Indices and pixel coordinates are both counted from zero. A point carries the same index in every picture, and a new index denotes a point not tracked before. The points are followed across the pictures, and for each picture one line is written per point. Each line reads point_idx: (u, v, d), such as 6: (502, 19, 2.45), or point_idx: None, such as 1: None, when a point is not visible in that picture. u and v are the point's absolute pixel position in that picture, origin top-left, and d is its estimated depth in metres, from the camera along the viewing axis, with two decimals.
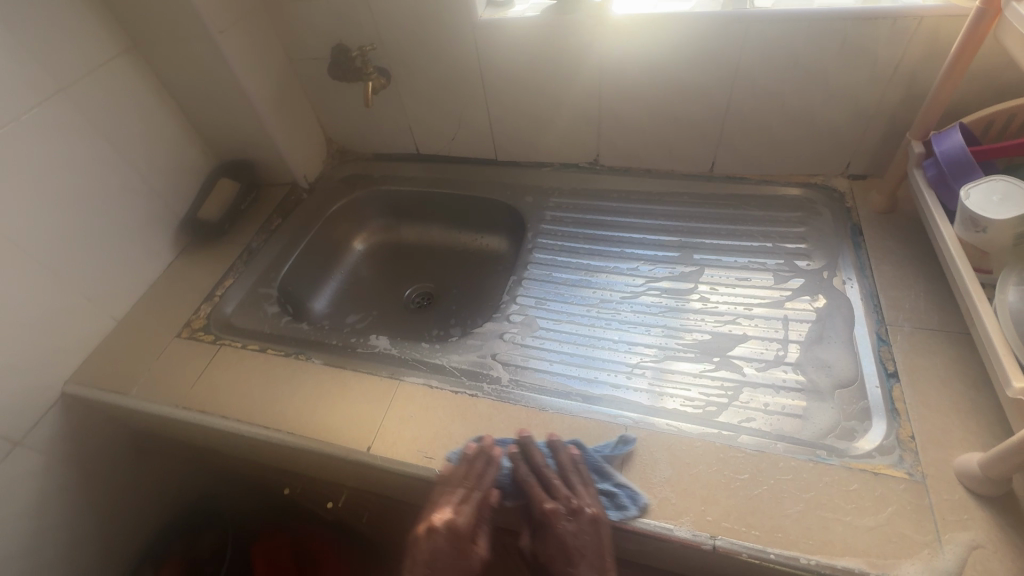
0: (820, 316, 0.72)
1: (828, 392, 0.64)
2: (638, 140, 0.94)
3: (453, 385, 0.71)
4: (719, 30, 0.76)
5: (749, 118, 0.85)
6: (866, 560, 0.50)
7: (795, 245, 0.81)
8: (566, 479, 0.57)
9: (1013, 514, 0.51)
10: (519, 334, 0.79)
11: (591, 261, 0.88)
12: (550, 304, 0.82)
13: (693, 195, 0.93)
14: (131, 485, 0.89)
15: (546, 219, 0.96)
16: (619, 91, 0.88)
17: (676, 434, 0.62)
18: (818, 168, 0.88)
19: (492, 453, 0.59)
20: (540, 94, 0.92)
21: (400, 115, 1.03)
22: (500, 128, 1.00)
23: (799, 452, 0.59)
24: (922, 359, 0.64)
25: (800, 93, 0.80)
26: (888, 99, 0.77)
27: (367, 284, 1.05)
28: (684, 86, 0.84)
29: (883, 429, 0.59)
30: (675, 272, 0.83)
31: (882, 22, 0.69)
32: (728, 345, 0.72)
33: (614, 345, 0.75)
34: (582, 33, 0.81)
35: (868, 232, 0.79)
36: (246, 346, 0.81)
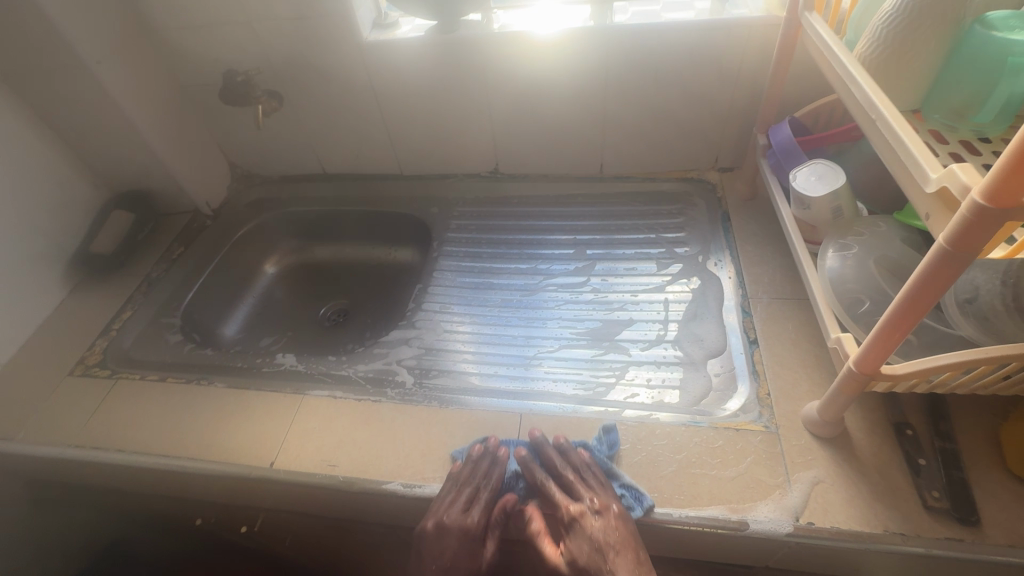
0: (695, 296, 0.79)
1: (701, 363, 0.71)
2: (532, 147, 1.00)
3: (358, 394, 0.73)
4: (586, 43, 0.83)
5: (626, 122, 0.93)
6: (728, 507, 0.56)
7: (674, 234, 0.89)
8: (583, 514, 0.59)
9: (848, 450, 0.58)
10: (425, 339, 0.82)
11: (494, 264, 0.92)
12: (455, 308, 0.86)
13: (586, 196, 1.00)
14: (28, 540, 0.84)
15: (452, 227, 1.00)
16: (507, 103, 0.93)
17: (567, 416, 0.66)
18: (691, 164, 0.97)
19: (497, 455, 0.63)
20: (435, 109, 0.96)
21: (301, 136, 1.04)
22: (401, 144, 1.03)
23: (674, 418, 0.64)
24: (778, 325, 0.71)
25: (665, 96, 0.88)
26: (737, 98, 0.86)
27: (281, 305, 1.05)
28: (566, 95, 0.90)
29: (745, 390, 0.66)
30: (572, 267, 0.89)
31: (720, 31, 0.78)
32: (617, 330, 0.77)
33: (514, 340, 0.79)
34: (466, 48, 0.86)
35: (735, 217, 0.88)
36: (145, 377, 0.79)
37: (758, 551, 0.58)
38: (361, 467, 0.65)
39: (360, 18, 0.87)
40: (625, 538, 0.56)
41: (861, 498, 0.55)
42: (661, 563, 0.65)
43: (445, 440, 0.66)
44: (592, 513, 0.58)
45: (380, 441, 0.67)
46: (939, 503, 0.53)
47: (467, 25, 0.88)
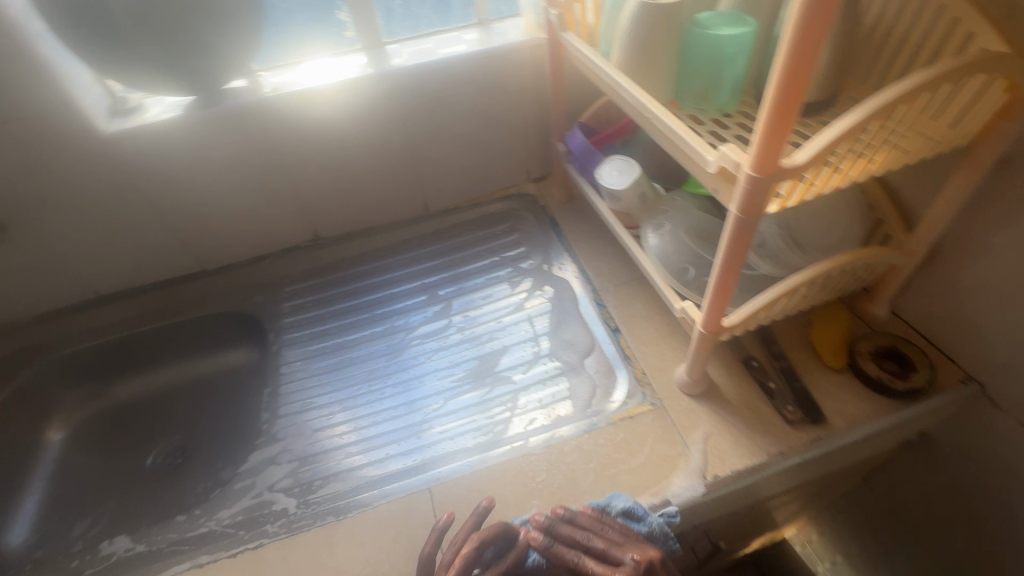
0: (553, 304, 0.82)
1: (580, 365, 0.73)
2: (349, 204, 0.94)
3: (229, 548, 0.60)
4: (371, 90, 0.80)
5: (434, 157, 0.92)
6: (649, 492, 0.59)
7: (515, 251, 0.92)
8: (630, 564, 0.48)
9: (720, 398, 0.65)
10: (295, 448, 0.71)
11: (346, 337, 0.85)
12: (318, 400, 0.76)
13: (419, 237, 0.98)
14: None
15: (285, 312, 0.89)
16: (305, 164, 0.86)
17: (477, 470, 0.63)
18: (509, 181, 1.01)
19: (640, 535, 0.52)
20: (224, 189, 0.84)
21: (49, 262, 0.83)
22: (192, 237, 0.88)
23: (576, 428, 0.65)
24: (630, 308, 0.77)
25: (464, 125, 0.90)
26: (528, 114, 0.92)
27: (86, 473, 0.82)
28: (365, 143, 0.87)
29: (625, 377, 0.70)
30: (429, 313, 0.85)
31: (495, 59, 0.83)
32: (495, 362, 0.76)
33: (395, 410, 0.73)
34: (240, 119, 0.77)
35: (561, 220, 0.93)
36: None
37: (686, 520, 0.61)
38: None
39: (88, 107, 0.72)
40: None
41: (744, 437, 0.62)
42: None
43: (355, 555, 0.58)
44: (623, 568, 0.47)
45: None
46: (796, 415, 0.62)
47: (232, 93, 0.79)
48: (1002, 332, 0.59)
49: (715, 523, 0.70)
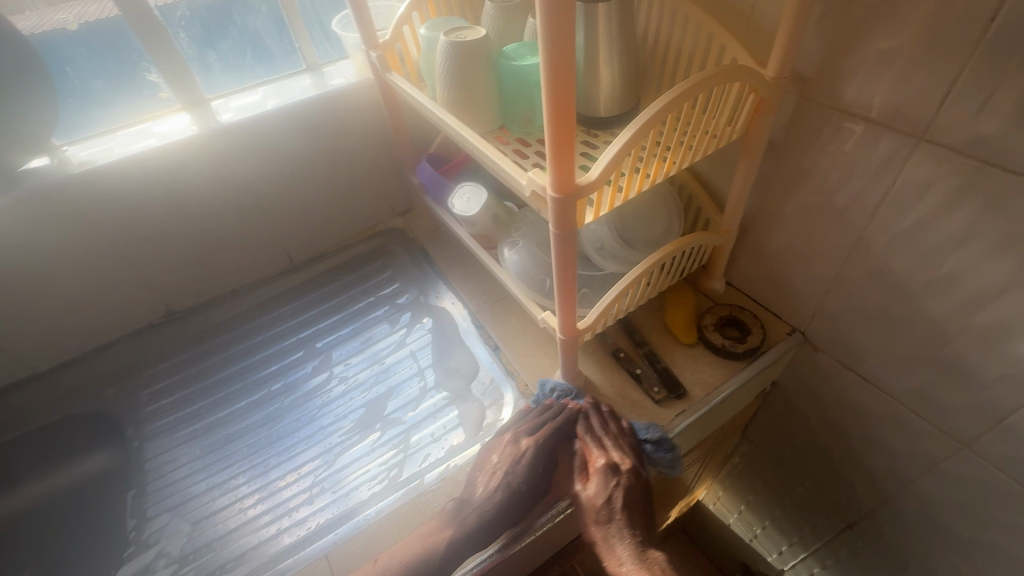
0: (434, 335, 0.83)
1: (467, 390, 0.75)
2: (202, 271, 0.87)
3: None
4: (200, 150, 0.76)
5: (287, 208, 0.89)
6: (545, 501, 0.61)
7: (390, 288, 0.91)
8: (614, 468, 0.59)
9: (597, 393, 0.70)
10: (173, 550, 0.65)
11: (218, 413, 0.79)
12: (193, 491, 0.70)
13: (288, 291, 0.94)
14: None
15: (144, 402, 0.81)
16: (139, 237, 0.79)
17: (374, 524, 0.62)
18: (374, 218, 1.00)
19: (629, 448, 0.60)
20: (41, 281, 0.75)
21: None
22: (8, 341, 0.77)
23: (469, 455, 0.66)
24: (507, 324, 0.80)
25: (313, 170, 0.88)
26: (378, 151, 0.92)
27: None
28: (206, 205, 0.81)
29: (510, 392, 0.72)
30: (309, 369, 0.82)
31: (330, 103, 0.82)
32: (382, 406, 0.75)
33: (282, 481, 0.69)
34: (45, 202, 0.69)
35: (432, 249, 0.94)
36: None
37: None
38: None
39: None
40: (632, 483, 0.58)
41: None
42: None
43: None
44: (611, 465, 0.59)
45: None
46: (662, 394, 0.68)
47: (27, 175, 0.70)
48: (806, 287, 0.69)
49: None
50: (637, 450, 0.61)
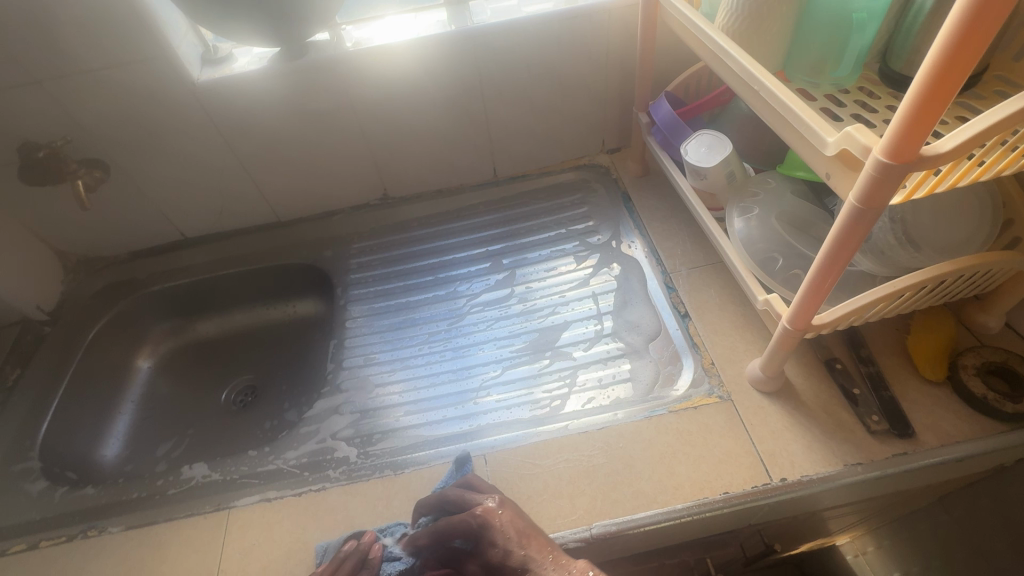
0: (620, 282, 0.80)
1: (644, 348, 0.71)
2: (419, 166, 0.94)
3: (294, 486, 0.63)
4: (453, 50, 0.79)
5: (507, 122, 0.90)
6: (709, 486, 0.57)
7: (583, 225, 0.89)
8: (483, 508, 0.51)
9: (794, 397, 0.62)
10: (357, 400, 0.74)
11: (409, 297, 0.86)
12: (379, 357, 0.79)
13: (486, 203, 0.97)
14: None
15: (352, 268, 0.91)
16: (382, 123, 0.86)
17: (531, 443, 0.63)
18: (582, 151, 0.97)
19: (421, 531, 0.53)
20: (303, 144, 0.86)
21: (143, 204, 0.88)
22: (268, 189, 0.91)
23: (637, 412, 0.64)
24: (702, 293, 0.74)
25: (542, 89, 0.86)
26: (611, 80, 0.87)
27: (172, 399, 0.90)
28: (440, 104, 0.85)
29: (692, 366, 0.67)
30: (492, 282, 0.85)
31: (583, 18, 0.78)
32: (555, 337, 0.75)
33: (454, 375, 0.74)
34: (323, 72, 0.77)
35: (634, 196, 0.90)
36: (8, 548, 0.62)
37: (742, 517, 0.60)
38: None
39: (183, 55, 0.74)
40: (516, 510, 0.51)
41: (818, 442, 0.58)
42: (656, 555, 0.66)
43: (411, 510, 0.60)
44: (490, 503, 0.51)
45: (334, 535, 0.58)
46: (880, 426, 0.57)
47: (315, 47, 0.79)
48: None
49: (774, 525, 0.68)
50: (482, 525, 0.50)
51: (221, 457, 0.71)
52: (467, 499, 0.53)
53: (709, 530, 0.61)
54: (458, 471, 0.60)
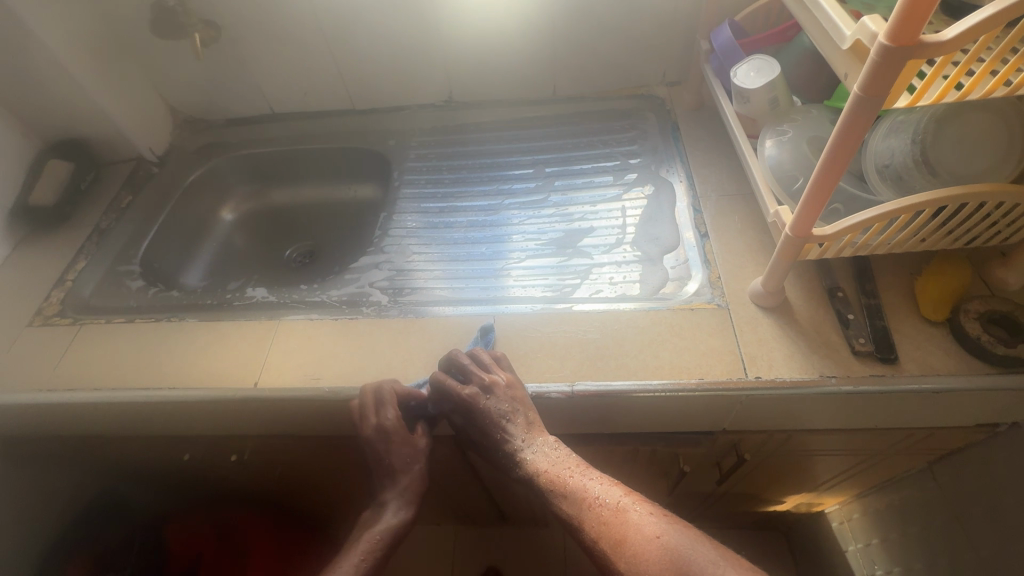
0: (650, 200, 0.84)
1: (658, 257, 0.76)
2: (485, 73, 1.00)
3: (333, 314, 0.74)
4: None
5: (574, 39, 0.94)
6: (687, 372, 0.63)
7: (628, 148, 0.93)
8: (477, 395, 0.61)
9: (788, 315, 0.65)
10: (395, 262, 0.84)
11: (455, 188, 0.95)
12: (420, 232, 0.88)
13: (541, 117, 1.02)
14: (27, 477, 0.83)
15: (410, 157, 1.00)
16: (457, 24, 0.92)
17: (537, 315, 0.71)
18: (642, 80, 1.00)
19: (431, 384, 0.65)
20: (384, 35, 0.94)
21: (243, 74, 1.01)
22: (349, 77, 1.01)
23: (638, 306, 0.70)
24: (726, 218, 0.77)
25: (613, 8, 0.89)
26: (682, 7, 0.89)
27: (246, 251, 1.05)
28: (514, 12, 0.90)
29: (699, 277, 0.72)
30: (532, 186, 0.92)
31: None
32: (579, 238, 0.81)
33: (482, 255, 0.82)
34: None
35: (683, 127, 0.92)
36: (111, 320, 0.78)
37: (715, 411, 0.65)
38: (347, 377, 0.67)
39: None
40: (515, 401, 0.61)
41: (799, 353, 0.62)
42: (632, 439, 0.72)
43: (424, 346, 0.69)
44: (484, 392, 0.61)
45: (359, 352, 0.69)
46: (865, 348, 0.60)
47: None
48: None
49: (749, 438, 0.72)
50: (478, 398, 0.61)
51: (278, 288, 0.84)
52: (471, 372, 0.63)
53: (682, 421, 0.67)
54: (482, 339, 0.68)
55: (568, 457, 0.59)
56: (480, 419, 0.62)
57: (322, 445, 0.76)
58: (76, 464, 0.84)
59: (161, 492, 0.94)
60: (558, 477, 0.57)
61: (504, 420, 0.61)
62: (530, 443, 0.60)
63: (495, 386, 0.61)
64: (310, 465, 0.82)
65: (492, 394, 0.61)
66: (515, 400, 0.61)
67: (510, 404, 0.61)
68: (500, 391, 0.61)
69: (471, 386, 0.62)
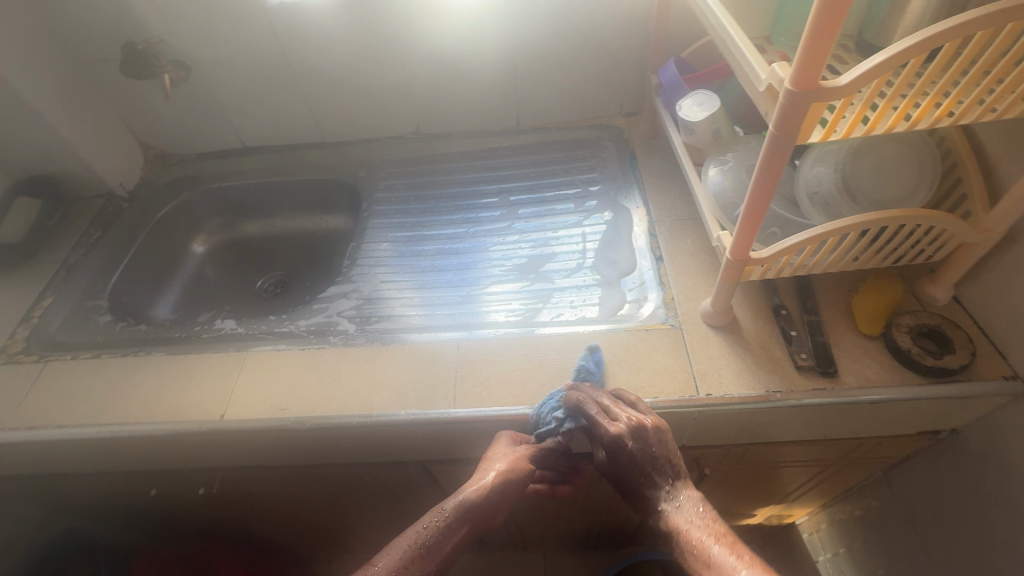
0: (609, 226, 0.88)
1: (616, 281, 0.79)
2: (450, 106, 1.04)
3: (300, 344, 0.76)
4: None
5: (534, 73, 0.98)
6: (642, 391, 0.65)
7: (588, 176, 0.97)
8: (623, 439, 0.54)
9: (736, 332, 0.69)
10: (364, 291, 0.86)
11: (424, 217, 0.97)
12: (389, 261, 0.90)
13: (506, 147, 1.06)
14: None
15: (380, 188, 1.03)
16: (422, 61, 0.96)
17: (499, 339, 0.73)
18: (600, 111, 1.05)
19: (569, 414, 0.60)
20: (351, 73, 0.97)
21: (214, 110, 1.03)
22: (319, 111, 1.04)
23: (596, 328, 0.73)
24: (680, 241, 0.81)
25: (569, 45, 0.94)
26: (632, 44, 0.94)
27: (217, 282, 1.06)
28: (475, 49, 0.94)
29: (654, 299, 0.75)
30: (497, 214, 0.95)
31: None
32: (542, 264, 0.84)
33: (450, 282, 0.85)
34: (375, 7, 0.88)
35: (640, 155, 0.97)
36: (77, 356, 0.78)
37: (673, 428, 0.68)
38: (314, 407, 0.68)
39: None
40: (662, 450, 0.53)
41: (747, 370, 0.65)
42: None
43: (389, 373, 0.71)
44: (632, 436, 0.54)
45: (325, 382, 0.71)
46: (807, 363, 0.64)
47: None
48: None
49: (709, 453, 0.75)
50: (623, 441, 0.54)
51: (248, 319, 0.85)
52: (603, 415, 0.56)
53: None
54: (590, 355, 0.68)
55: (716, 522, 0.49)
56: (622, 462, 0.54)
57: (290, 474, 0.76)
58: (39, 502, 0.83)
59: (128, 529, 0.93)
60: (696, 543, 0.47)
61: (652, 469, 0.53)
62: (674, 498, 0.52)
63: (643, 430, 0.54)
64: (280, 494, 0.82)
65: (641, 439, 0.53)
66: (663, 446, 0.53)
67: (658, 451, 0.53)
68: (646, 434, 0.54)
69: (616, 425, 0.55)
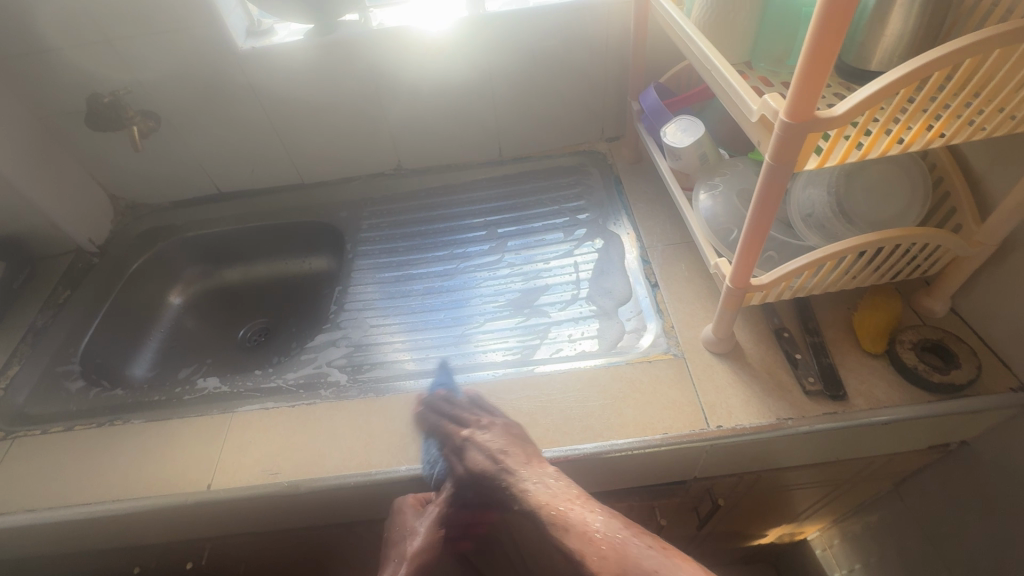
0: (601, 254, 0.86)
1: (614, 311, 0.78)
2: (431, 141, 1.03)
3: (290, 400, 0.72)
4: (466, 33, 0.87)
5: (513, 104, 0.98)
6: (651, 427, 0.63)
7: (575, 203, 0.96)
8: (472, 433, 0.63)
9: (740, 359, 0.67)
10: (353, 337, 0.82)
11: (411, 255, 0.95)
12: (378, 304, 0.88)
13: (490, 178, 1.05)
14: None
15: (364, 227, 1.01)
16: (399, 98, 0.95)
17: (499, 381, 0.70)
18: (582, 137, 1.05)
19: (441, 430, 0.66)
20: (328, 113, 0.96)
21: (187, 157, 1.00)
22: (297, 153, 1.02)
23: (598, 363, 0.71)
24: (674, 266, 0.80)
25: (547, 74, 0.94)
26: (609, 70, 0.95)
27: (197, 334, 1.01)
28: (452, 82, 0.94)
29: (654, 328, 0.74)
30: (486, 248, 0.93)
31: (584, 12, 0.86)
32: (536, 297, 0.82)
33: (442, 321, 0.82)
34: (349, 48, 0.87)
35: (625, 180, 0.96)
36: (48, 430, 0.73)
37: (683, 463, 0.65)
38: (308, 468, 0.64)
39: (230, 26, 0.85)
40: (511, 437, 0.62)
41: (755, 397, 0.64)
42: (606, 496, 0.72)
43: (385, 426, 0.68)
44: (479, 430, 0.64)
45: (318, 440, 0.67)
46: (815, 386, 0.63)
47: (345, 25, 0.89)
48: None
49: (721, 483, 0.73)
50: (470, 441, 0.62)
51: (232, 375, 0.81)
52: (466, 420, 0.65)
53: (651, 475, 0.67)
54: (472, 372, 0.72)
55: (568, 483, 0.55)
56: (475, 463, 0.61)
57: (284, 539, 0.72)
58: None
59: None
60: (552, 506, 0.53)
61: (500, 457, 0.59)
62: (531, 476, 0.56)
63: (489, 428, 0.63)
64: (274, 560, 0.77)
65: (486, 429, 0.63)
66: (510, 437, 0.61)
67: (503, 442, 0.61)
68: (496, 432, 0.63)
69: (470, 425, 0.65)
